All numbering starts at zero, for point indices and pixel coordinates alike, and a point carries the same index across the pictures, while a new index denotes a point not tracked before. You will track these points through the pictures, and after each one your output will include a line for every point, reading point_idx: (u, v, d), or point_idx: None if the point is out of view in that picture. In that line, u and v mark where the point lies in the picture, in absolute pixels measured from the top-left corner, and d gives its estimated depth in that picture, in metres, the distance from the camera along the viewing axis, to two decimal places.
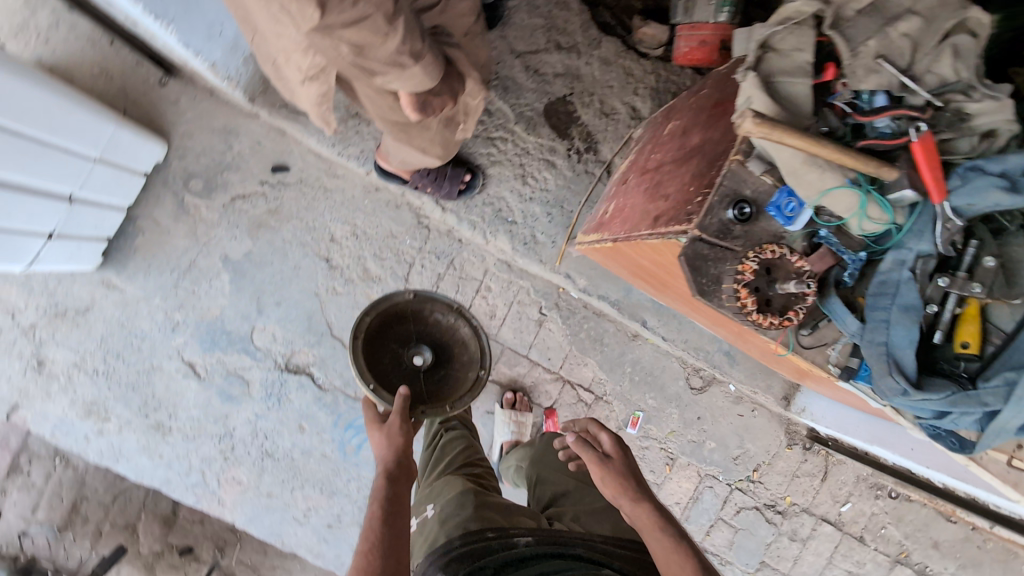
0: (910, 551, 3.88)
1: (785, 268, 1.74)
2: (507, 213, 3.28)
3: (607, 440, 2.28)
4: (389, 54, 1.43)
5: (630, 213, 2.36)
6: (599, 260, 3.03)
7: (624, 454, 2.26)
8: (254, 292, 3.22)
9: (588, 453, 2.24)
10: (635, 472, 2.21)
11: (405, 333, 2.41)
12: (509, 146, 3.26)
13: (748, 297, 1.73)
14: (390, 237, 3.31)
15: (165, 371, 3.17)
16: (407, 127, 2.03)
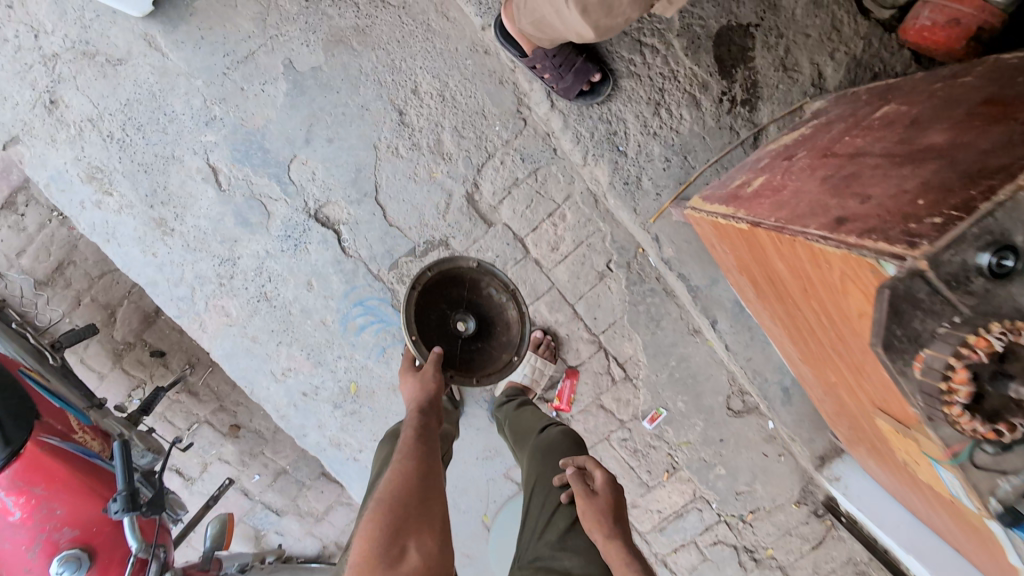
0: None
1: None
2: (621, 139, 2.70)
3: (600, 481, 1.82)
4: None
5: (791, 197, 1.82)
6: (705, 237, 2.47)
7: (615, 488, 1.80)
8: (307, 117, 2.74)
9: (576, 479, 1.83)
10: (621, 509, 1.76)
11: (457, 294, 2.29)
12: (656, 62, 2.62)
13: (964, 385, 1.21)
14: (479, 115, 2.77)
15: (185, 165, 2.76)
16: None
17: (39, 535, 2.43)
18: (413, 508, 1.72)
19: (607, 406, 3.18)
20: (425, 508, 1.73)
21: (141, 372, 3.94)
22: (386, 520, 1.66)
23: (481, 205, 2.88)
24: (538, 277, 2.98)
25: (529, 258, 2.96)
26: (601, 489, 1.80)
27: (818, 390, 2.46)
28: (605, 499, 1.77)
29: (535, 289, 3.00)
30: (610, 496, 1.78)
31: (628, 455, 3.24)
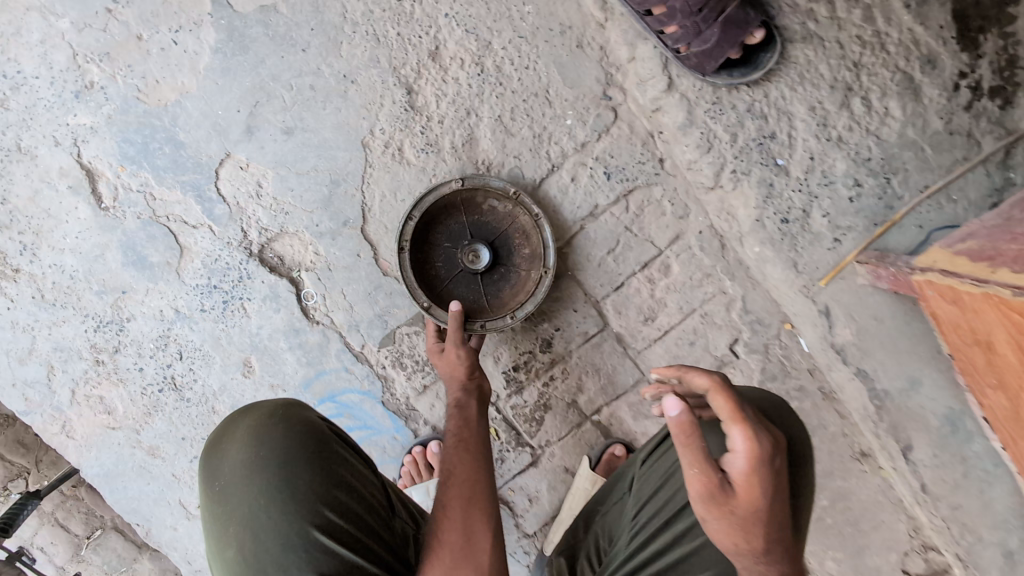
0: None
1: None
2: (780, 147, 1.60)
3: (740, 464, 0.97)
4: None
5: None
6: (953, 338, 1.39)
7: (767, 470, 0.97)
8: (250, 91, 1.62)
9: (693, 448, 0.96)
10: (777, 508, 0.99)
11: (454, 228, 1.67)
12: (852, 17, 1.53)
13: None
14: (540, 98, 1.67)
15: (40, 162, 1.63)
16: None
17: None
18: (456, 542, 1.09)
19: None
20: (471, 540, 1.10)
21: (21, 455, 2.28)
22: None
23: None
24: (619, 362, 1.86)
25: (608, 331, 1.85)
26: (743, 481, 0.97)
27: None
28: (750, 499, 0.97)
29: (613, 380, 1.88)
30: (767, 490, 0.97)
31: None
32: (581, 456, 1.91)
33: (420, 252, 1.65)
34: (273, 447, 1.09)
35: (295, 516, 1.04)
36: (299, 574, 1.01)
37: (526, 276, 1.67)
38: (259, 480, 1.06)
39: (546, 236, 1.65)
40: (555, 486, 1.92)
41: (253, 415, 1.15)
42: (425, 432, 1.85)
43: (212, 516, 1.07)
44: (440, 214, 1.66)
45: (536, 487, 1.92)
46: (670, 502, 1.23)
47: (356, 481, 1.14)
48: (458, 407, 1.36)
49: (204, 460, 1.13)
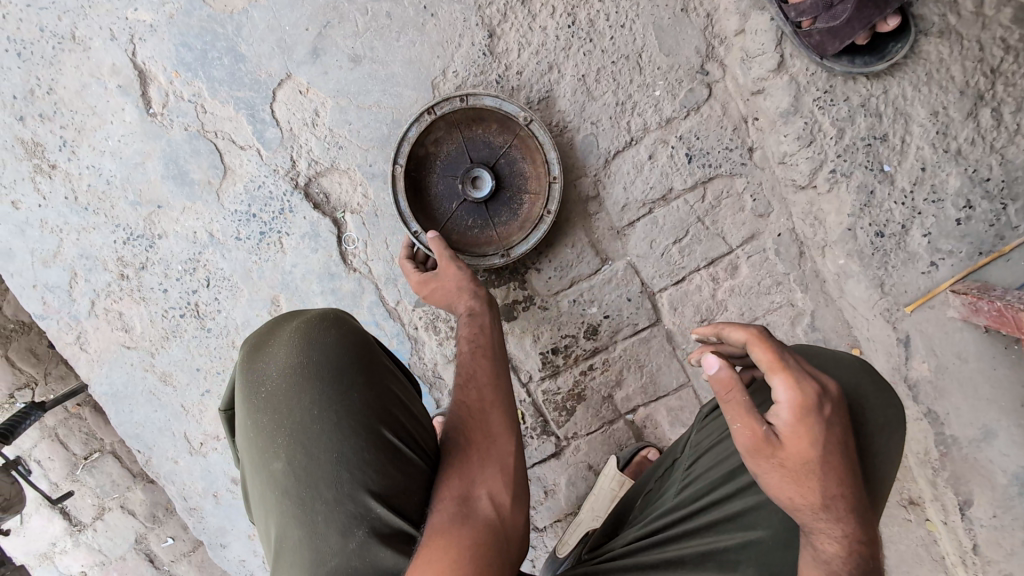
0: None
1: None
2: (889, 152, 1.47)
3: (785, 416, 0.89)
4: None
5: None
6: None
7: (818, 419, 0.89)
8: (325, 10, 1.51)
9: (737, 402, 0.91)
10: (837, 457, 0.90)
11: (434, 197, 1.55)
12: (1001, 17, 1.35)
13: None
14: (631, 63, 1.53)
15: (94, 55, 1.54)
16: None
17: None
18: (480, 437, 1.03)
19: None
20: (495, 434, 1.04)
21: (32, 364, 2.17)
22: (453, 463, 1.01)
23: (598, 223, 1.64)
24: (665, 362, 1.73)
25: (658, 327, 1.71)
26: (791, 434, 0.89)
27: None
28: (800, 450, 0.89)
29: (656, 381, 1.74)
30: (820, 436, 0.89)
31: None
32: (607, 455, 1.78)
33: (446, 230, 1.55)
34: (325, 355, 0.98)
35: (347, 431, 0.93)
36: (351, 491, 0.91)
37: (533, 159, 1.53)
38: (314, 387, 0.96)
39: (486, 100, 1.47)
40: (574, 482, 1.80)
41: (303, 320, 1.05)
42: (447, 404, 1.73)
43: (256, 421, 0.97)
44: (423, 152, 1.52)
45: (554, 479, 1.80)
46: (717, 455, 1.14)
47: (409, 402, 1.05)
48: (468, 316, 1.25)
49: (246, 367, 1.02)
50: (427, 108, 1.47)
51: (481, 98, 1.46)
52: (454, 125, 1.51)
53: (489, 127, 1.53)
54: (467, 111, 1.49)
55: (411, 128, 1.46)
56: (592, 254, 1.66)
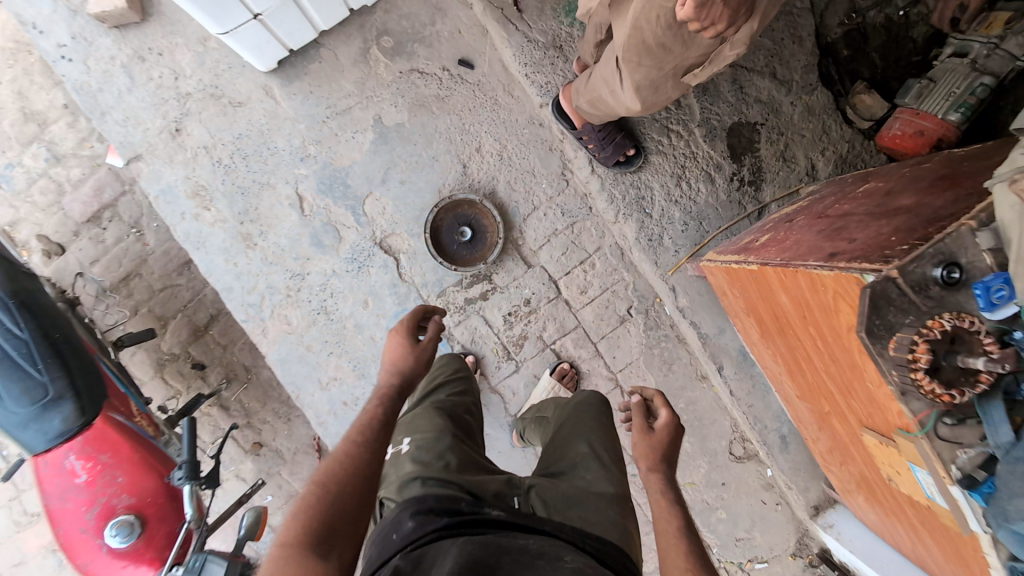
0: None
1: (962, 344, 1.60)
2: (648, 203, 3.26)
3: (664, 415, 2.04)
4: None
5: (824, 243, 2.14)
6: (719, 285, 2.96)
7: (674, 418, 2.02)
8: (387, 162, 3.27)
9: (638, 408, 2.07)
10: (671, 449, 1.95)
11: (442, 244, 3.27)
12: (679, 145, 3.24)
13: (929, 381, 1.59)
14: (529, 173, 3.33)
15: (277, 191, 3.24)
16: (648, 55, 1.88)
17: (98, 499, 2.74)
18: (346, 512, 1.48)
19: None
20: (361, 502, 1.52)
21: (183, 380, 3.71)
22: (320, 515, 1.44)
23: (523, 248, 3.36)
24: (566, 314, 3.39)
25: (560, 297, 3.39)
26: (660, 425, 2.01)
27: (812, 425, 2.88)
28: (662, 432, 1.98)
29: (563, 324, 3.40)
30: (666, 430, 1.98)
31: (639, 489, 3.53)
32: (543, 367, 3.41)
33: (451, 258, 3.27)
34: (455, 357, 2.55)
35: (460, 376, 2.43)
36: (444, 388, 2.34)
37: (490, 219, 3.29)
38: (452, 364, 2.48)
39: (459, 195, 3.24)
40: (529, 385, 3.40)
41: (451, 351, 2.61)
42: (458, 348, 3.36)
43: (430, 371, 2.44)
44: (434, 225, 3.26)
45: (518, 385, 3.40)
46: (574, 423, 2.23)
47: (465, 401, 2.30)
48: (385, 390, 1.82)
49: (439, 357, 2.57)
50: (435, 206, 3.25)
51: (457, 194, 3.25)
52: (446, 208, 3.26)
53: (462, 207, 3.29)
54: (451, 202, 3.26)
55: (427, 217, 3.23)
56: (522, 263, 3.37)
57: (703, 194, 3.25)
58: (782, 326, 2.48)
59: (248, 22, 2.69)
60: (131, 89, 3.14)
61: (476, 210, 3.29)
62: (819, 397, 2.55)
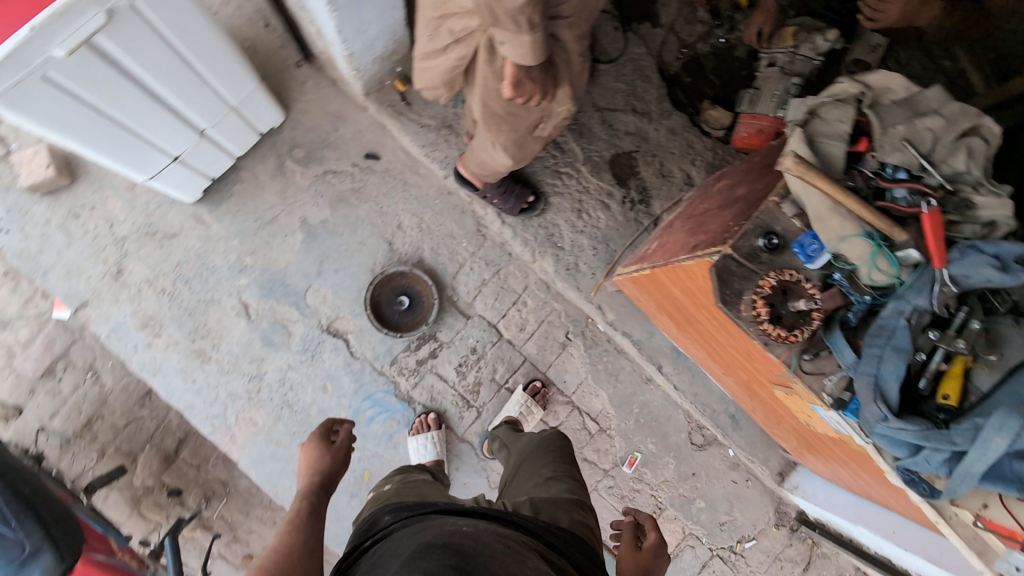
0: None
1: (795, 294, 1.97)
2: (558, 239, 3.66)
3: (652, 533, 2.44)
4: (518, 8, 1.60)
5: (695, 234, 2.54)
6: (632, 294, 3.32)
7: (660, 539, 2.41)
8: (320, 255, 3.59)
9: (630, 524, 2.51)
10: (648, 569, 2.27)
11: (384, 316, 3.59)
12: (572, 183, 3.69)
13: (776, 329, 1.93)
14: (450, 236, 3.70)
15: (222, 305, 3.50)
16: (502, 121, 2.32)
17: None
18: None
19: (586, 457, 3.74)
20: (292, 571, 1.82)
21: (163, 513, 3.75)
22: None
23: (459, 303, 3.68)
24: (512, 353, 3.69)
25: (503, 339, 3.70)
26: (649, 544, 2.39)
27: (746, 399, 3.19)
28: (648, 552, 2.35)
29: (512, 362, 3.69)
30: (651, 551, 2.35)
31: (619, 499, 3.73)
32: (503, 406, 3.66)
33: (395, 326, 3.60)
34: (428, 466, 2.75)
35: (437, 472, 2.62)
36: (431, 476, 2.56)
37: (423, 284, 3.63)
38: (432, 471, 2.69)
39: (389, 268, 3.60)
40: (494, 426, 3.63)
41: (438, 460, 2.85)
42: (422, 408, 3.59)
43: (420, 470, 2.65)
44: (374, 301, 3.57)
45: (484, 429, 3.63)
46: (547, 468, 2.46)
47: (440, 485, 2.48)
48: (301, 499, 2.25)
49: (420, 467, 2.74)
50: (370, 284, 3.57)
51: (387, 269, 3.60)
52: (381, 283, 3.60)
53: (394, 279, 3.61)
54: (384, 277, 3.60)
55: (364, 295, 3.55)
56: (462, 317, 3.67)
57: (602, 219, 3.67)
58: (686, 316, 2.85)
59: (168, 164, 3.03)
60: (70, 245, 3.41)
61: (407, 279, 3.62)
62: (737, 370, 2.89)
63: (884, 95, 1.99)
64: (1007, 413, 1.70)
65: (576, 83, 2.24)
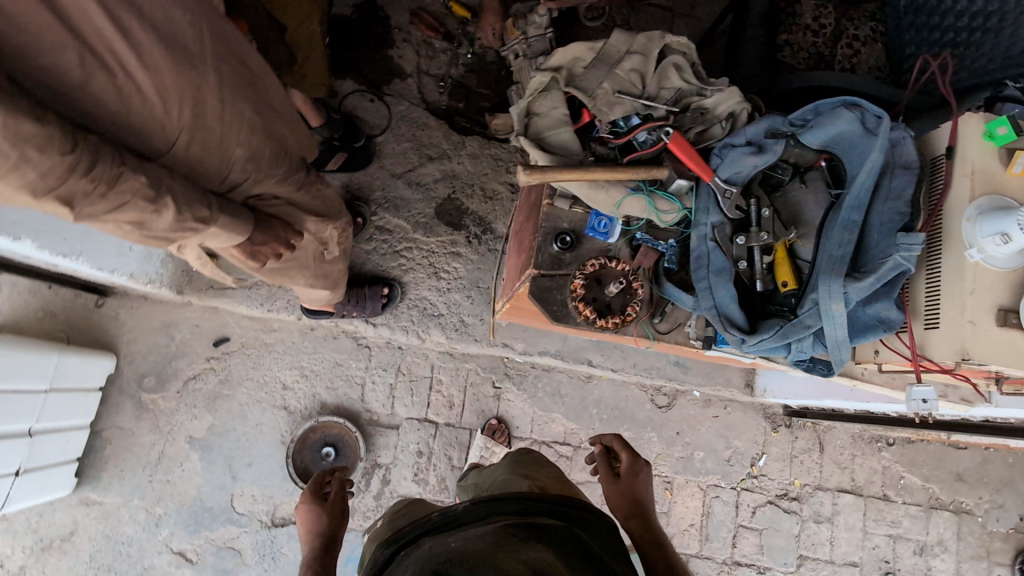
0: (929, 492, 3.90)
1: (609, 278, 1.97)
2: (433, 308, 3.63)
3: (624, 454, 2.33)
4: (170, 226, 1.38)
5: (517, 256, 2.53)
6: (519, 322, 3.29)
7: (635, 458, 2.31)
8: (225, 461, 3.39)
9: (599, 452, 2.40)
10: (639, 495, 2.22)
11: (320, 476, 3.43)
12: (415, 252, 3.66)
13: (611, 319, 1.92)
14: (337, 366, 3.57)
15: (159, 566, 3.28)
16: (286, 268, 2.19)
17: None
18: None
19: (578, 478, 3.68)
20: None
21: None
22: None
23: (381, 419, 3.56)
24: (456, 433, 3.60)
25: (441, 425, 3.60)
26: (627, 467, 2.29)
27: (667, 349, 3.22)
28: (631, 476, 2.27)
29: (460, 441, 3.60)
30: (631, 475, 2.27)
31: None
32: None
33: None
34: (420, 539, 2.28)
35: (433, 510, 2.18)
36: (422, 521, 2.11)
37: (337, 426, 3.47)
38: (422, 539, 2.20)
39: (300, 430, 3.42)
40: None
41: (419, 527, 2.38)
42: None
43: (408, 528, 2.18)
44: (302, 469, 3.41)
45: None
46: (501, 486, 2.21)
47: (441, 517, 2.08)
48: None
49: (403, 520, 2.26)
50: (286, 457, 3.38)
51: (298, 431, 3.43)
52: (298, 449, 3.40)
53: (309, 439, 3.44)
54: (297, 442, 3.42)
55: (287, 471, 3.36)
56: (391, 430, 3.55)
57: (460, 266, 3.68)
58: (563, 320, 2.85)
59: (13, 484, 2.78)
60: None
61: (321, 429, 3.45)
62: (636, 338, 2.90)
63: (580, 64, 2.01)
64: (828, 277, 1.71)
65: (326, 199, 2.06)
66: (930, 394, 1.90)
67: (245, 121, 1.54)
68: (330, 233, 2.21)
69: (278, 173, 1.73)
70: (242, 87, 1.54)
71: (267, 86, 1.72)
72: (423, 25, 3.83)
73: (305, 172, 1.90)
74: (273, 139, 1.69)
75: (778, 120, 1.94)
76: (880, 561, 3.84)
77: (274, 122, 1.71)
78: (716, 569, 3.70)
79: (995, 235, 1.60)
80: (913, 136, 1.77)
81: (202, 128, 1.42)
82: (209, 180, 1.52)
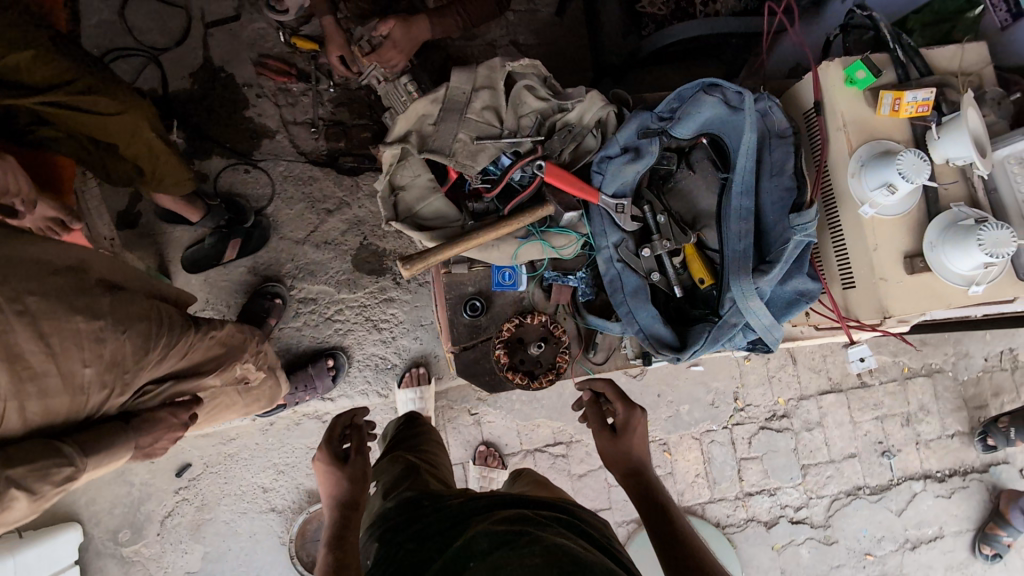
0: (900, 362, 3.67)
1: (529, 335, 1.88)
2: (377, 365, 3.38)
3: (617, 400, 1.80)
4: (31, 507, 1.22)
5: None
6: None
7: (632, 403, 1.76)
8: None
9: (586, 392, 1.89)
10: (641, 448, 1.70)
11: None
12: (347, 312, 3.39)
13: (545, 377, 1.84)
14: (309, 451, 3.40)
15: None
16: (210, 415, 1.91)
17: None
18: None
19: (579, 471, 3.59)
20: None
21: None
22: None
23: None
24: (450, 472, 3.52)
25: None
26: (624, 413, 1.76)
27: None
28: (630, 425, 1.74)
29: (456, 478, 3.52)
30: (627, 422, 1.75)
31: None
32: None
33: None
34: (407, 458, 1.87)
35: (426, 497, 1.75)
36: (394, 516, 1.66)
37: None
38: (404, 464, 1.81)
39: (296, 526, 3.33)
40: None
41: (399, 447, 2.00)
42: None
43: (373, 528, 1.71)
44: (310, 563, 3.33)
45: None
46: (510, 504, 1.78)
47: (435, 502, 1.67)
48: None
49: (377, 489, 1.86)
50: (290, 557, 3.30)
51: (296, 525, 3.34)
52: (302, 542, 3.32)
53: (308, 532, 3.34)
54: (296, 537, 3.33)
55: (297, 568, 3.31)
56: None
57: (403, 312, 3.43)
58: None
59: None
60: None
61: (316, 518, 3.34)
62: None
63: (429, 120, 1.84)
64: (738, 276, 1.65)
65: (229, 337, 1.77)
66: (866, 352, 1.81)
67: (77, 337, 1.29)
68: (245, 367, 1.86)
69: (150, 360, 1.45)
70: (62, 300, 1.28)
71: (104, 269, 1.48)
72: (273, 72, 3.29)
73: (185, 333, 1.58)
74: (142, 332, 1.43)
75: (646, 117, 1.83)
76: (876, 443, 3.67)
77: (132, 304, 1.44)
78: (732, 508, 3.55)
79: (881, 186, 1.55)
80: (779, 101, 1.70)
81: (29, 378, 1.21)
82: (72, 415, 1.32)
